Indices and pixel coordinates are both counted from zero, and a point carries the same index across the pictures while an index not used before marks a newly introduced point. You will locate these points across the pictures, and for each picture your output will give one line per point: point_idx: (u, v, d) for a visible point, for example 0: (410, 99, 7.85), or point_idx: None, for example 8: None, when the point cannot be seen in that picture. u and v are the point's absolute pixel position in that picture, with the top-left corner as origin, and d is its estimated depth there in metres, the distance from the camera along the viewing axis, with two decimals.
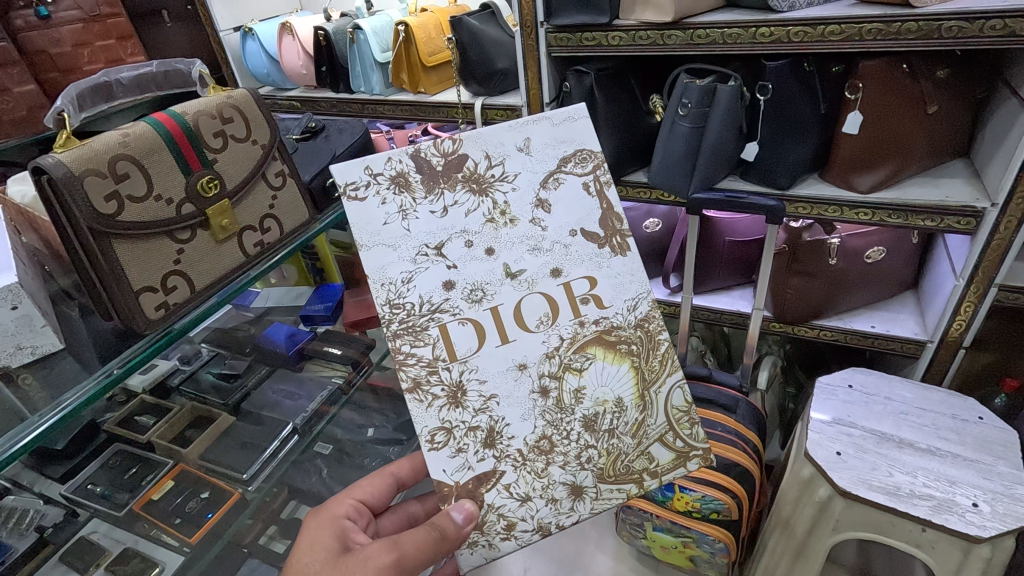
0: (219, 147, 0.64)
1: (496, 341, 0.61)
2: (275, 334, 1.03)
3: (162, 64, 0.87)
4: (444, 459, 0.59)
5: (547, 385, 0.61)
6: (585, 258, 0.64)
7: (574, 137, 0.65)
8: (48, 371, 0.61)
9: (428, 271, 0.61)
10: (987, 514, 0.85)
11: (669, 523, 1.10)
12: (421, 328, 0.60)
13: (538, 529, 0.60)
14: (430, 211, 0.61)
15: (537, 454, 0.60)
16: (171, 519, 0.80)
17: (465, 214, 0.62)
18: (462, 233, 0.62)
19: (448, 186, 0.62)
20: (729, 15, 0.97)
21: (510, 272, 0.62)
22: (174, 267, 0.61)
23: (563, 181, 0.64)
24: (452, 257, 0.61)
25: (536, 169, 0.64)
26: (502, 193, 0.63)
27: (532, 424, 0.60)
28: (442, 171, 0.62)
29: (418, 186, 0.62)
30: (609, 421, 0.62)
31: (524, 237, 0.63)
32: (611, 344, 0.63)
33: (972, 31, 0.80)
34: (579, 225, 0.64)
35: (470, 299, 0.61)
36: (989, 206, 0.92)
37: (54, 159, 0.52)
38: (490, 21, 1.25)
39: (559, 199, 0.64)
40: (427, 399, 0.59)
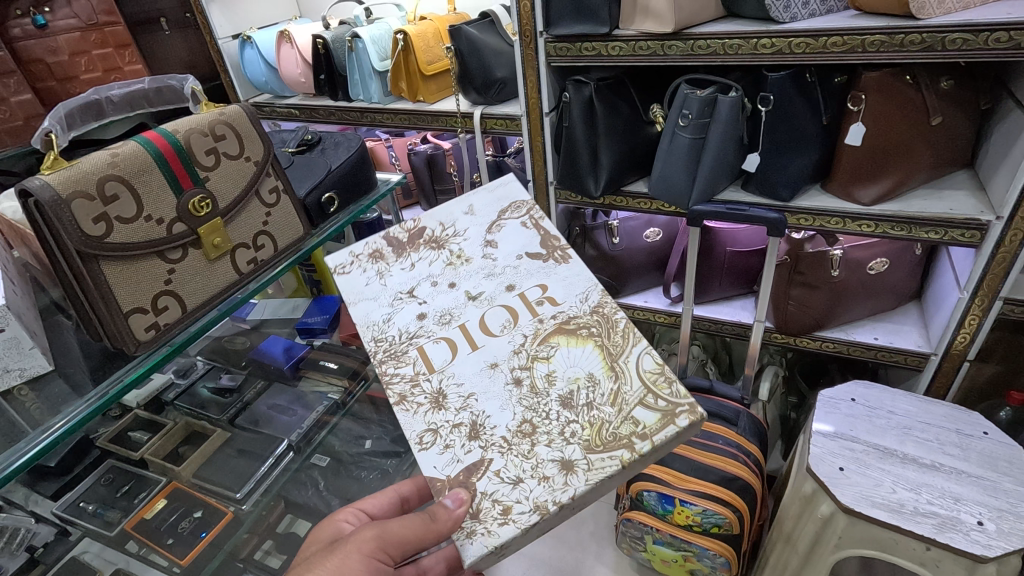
0: (211, 164, 0.63)
1: (467, 349, 0.61)
2: (272, 347, 1.00)
3: (153, 80, 0.91)
4: (434, 456, 0.56)
5: (520, 375, 0.59)
6: (533, 271, 0.66)
7: (510, 195, 0.71)
8: (36, 393, 0.60)
9: (403, 311, 0.65)
10: (993, 533, 0.83)
11: (670, 537, 1.08)
12: (402, 352, 0.62)
13: (536, 510, 0.52)
14: (400, 269, 0.68)
15: (520, 437, 0.56)
16: (162, 539, 0.78)
17: (428, 265, 0.68)
18: (428, 278, 0.67)
19: (413, 250, 0.69)
20: (731, 25, 0.96)
21: (471, 295, 0.65)
22: (164, 287, 0.60)
23: (505, 226, 0.69)
24: (422, 295, 0.66)
25: (483, 223, 0.70)
26: (456, 244, 0.69)
27: (511, 412, 0.57)
28: (408, 241, 0.70)
29: (390, 255, 0.69)
30: (585, 398, 0.57)
31: (479, 269, 0.67)
32: (572, 331, 0.61)
33: (976, 44, 0.79)
34: (524, 250, 0.67)
35: (439, 323, 0.63)
36: (994, 219, 0.91)
37: (40, 181, 0.51)
38: (488, 29, 1.23)
39: (503, 237, 0.68)
40: (413, 406, 0.59)
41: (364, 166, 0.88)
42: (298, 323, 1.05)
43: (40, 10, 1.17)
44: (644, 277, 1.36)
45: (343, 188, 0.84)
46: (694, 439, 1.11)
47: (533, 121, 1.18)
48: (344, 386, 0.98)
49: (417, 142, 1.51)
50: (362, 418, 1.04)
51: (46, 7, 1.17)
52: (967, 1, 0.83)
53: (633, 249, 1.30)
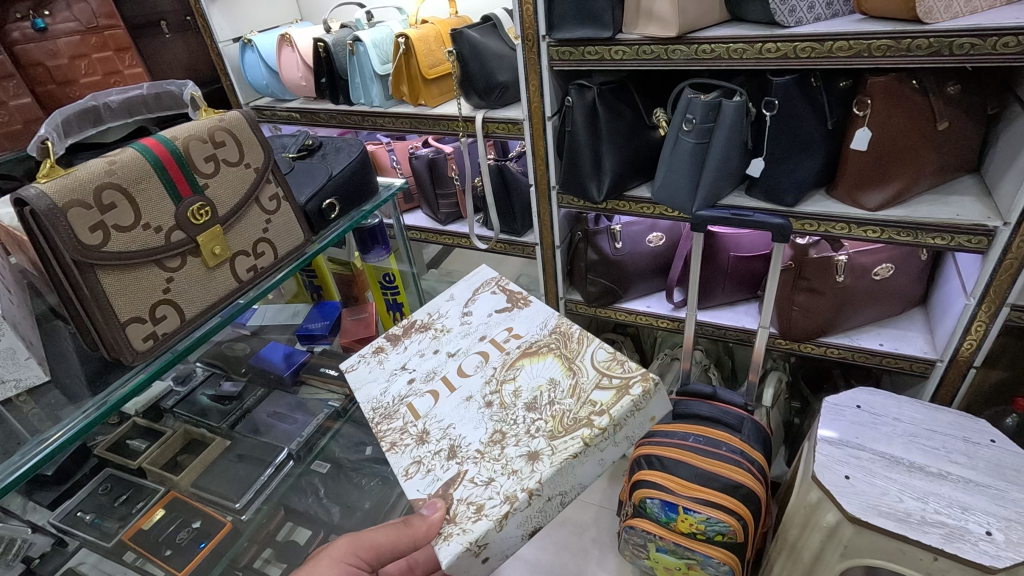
0: (210, 171, 0.62)
1: (447, 391, 0.64)
2: (272, 354, 1.00)
3: (152, 86, 0.88)
4: (416, 481, 0.57)
5: (491, 398, 0.62)
6: (500, 321, 0.70)
7: (482, 275, 0.78)
8: (32, 405, 0.59)
9: (397, 382, 0.68)
10: (1002, 543, 0.82)
11: (673, 545, 1.07)
12: (393, 412, 0.65)
13: (506, 501, 0.53)
14: (396, 352, 0.72)
15: (492, 446, 0.58)
16: (161, 550, 0.77)
17: (418, 344, 0.71)
18: (418, 355, 0.70)
19: (407, 336, 0.73)
20: (735, 30, 0.95)
21: (450, 354, 0.68)
22: (163, 296, 0.60)
23: (482, 297, 0.75)
24: (411, 367, 0.69)
25: (465, 297, 0.76)
26: (440, 322, 0.73)
27: (484, 428, 0.59)
28: (407, 330, 0.74)
29: (392, 346, 0.73)
30: (547, 399, 0.60)
31: (460, 335, 0.70)
32: (533, 351, 0.65)
33: (984, 48, 0.78)
34: (493, 309, 0.72)
35: (425, 380, 0.67)
36: (1001, 225, 0.90)
37: (36, 190, 0.50)
38: (491, 33, 1.23)
39: (478, 304, 0.74)
40: (402, 448, 0.60)
41: (365, 172, 0.88)
42: (298, 330, 1.04)
43: (40, 14, 1.16)
44: (647, 282, 1.35)
45: (344, 195, 0.83)
46: (694, 445, 1.09)
47: (535, 126, 1.17)
48: (343, 392, 0.95)
49: (418, 146, 1.50)
50: None
51: (45, 10, 1.16)
52: (975, 5, 0.83)
53: (637, 254, 1.29)
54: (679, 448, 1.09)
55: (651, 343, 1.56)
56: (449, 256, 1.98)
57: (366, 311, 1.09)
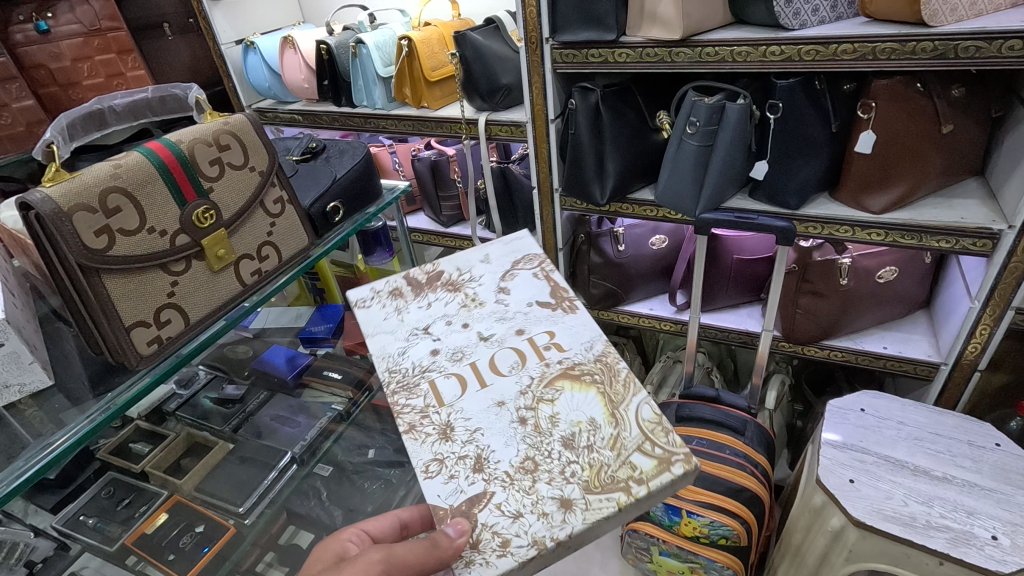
0: (215, 175, 0.62)
1: (477, 386, 0.63)
2: (274, 357, 1.00)
3: (158, 89, 0.85)
4: (438, 485, 0.55)
5: (525, 414, 0.60)
6: (542, 318, 0.69)
7: (521, 249, 0.80)
8: (35, 409, 0.59)
9: (418, 345, 0.69)
10: (1008, 548, 0.81)
11: (676, 548, 1.07)
12: (414, 384, 0.64)
13: (534, 545, 0.50)
14: (418, 307, 0.73)
15: (523, 474, 0.55)
16: (164, 555, 0.77)
17: (443, 305, 0.73)
18: (443, 317, 0.71)
19: (431, 290, 0.75)
20: (739, 32, 0.95)
21: (482, 336, 0.68)
22: (167, 300, 0.60)
23: (518, 276, 0.75)
24: (436, 332, 0.69)
25: (498, 270, 0.77)
26: (471, 288, 0.74)
27: (516, 448, 0.57)
28: (427, 280, 0.77)
29: (410, 293, 0.76)
30: (585, 441, 0.57)
31: (492, 313, 0.71)
32: (576, 376, 0.63)
33: (989, 51, 0.78)
34: (535, 298, 0.72)
35: (452, 360, 0.66)
36: (1006, 228, 0.89)
37: (42, 194, 0.50)
38: (494, 35, 1.23)
39: (515, 285, 0.74)
40: (421, 436, 0.59)
41: (370, 175, 0.87)
42: (300, 332, 1.05)
43: (42, 16, 1.16)
44: (650, 285, 1.35)
45: (348, 198, 0.83)
46: (697, 448, 1.09)
47: (537, 128, 1.17)
48: (349, 395, 0.97)
49: (421, 148, 1.50)
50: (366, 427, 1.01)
51: (48, 12, 1.16)
52: (979, 8, 0.82)
53: (639, 256, 1.29)
54: None
55: (654, 346, 1.56)
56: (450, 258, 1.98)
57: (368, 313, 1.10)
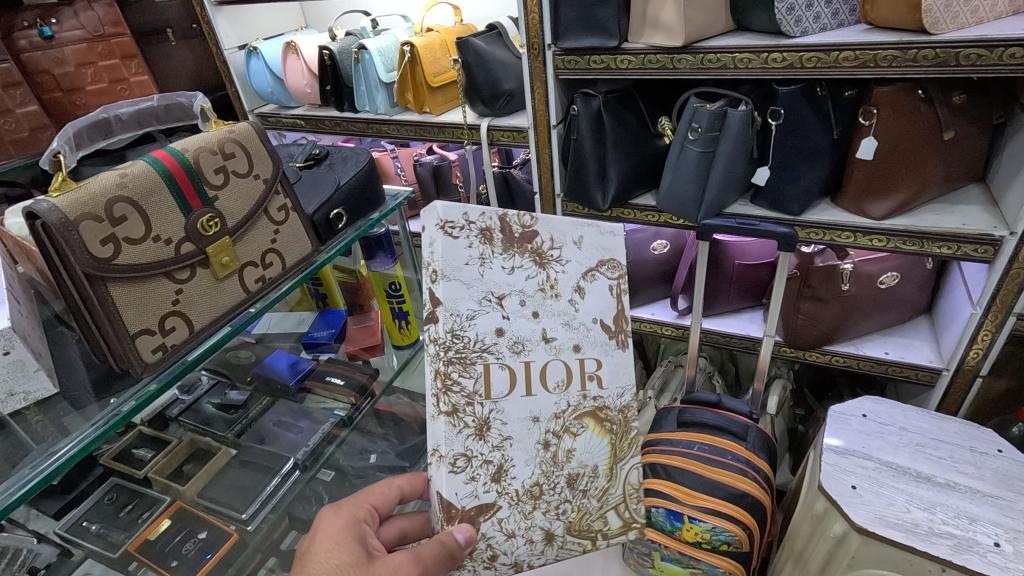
0: (220, 183, 0.62)
1: (523, 391, 0.61)
2: (277, 363, 1.01)
3: (163, 98, 0.87)
4: (458, 483, 0.58)
5: (550, 440, 0.62)
6: (599, 342, 0.65)
7: (613, 250, 0.67)
8: (42, 417, 0.59)
9: (488, 315, 0.59)
10: (1010, 555, 0.81)
11: (678, 554, 1.06)
12: (471, 361, 0.59)
13: (514, 565, 0.61)
14: (502, 267, 0.60)
15: (528, 498, 0.61)
16: (167, 561, 0.77)
17: (525, 278, 0.61)
18: (519, 292, 0.61)
19: (519, 251, 0.61)
20: (741, 39, 0.95)
21: (546, 336, 0.62)
22: (172, 308, 0.60)
23: (598, 279, 0.66)
24: (508, 309, 0.60)
25: (587, 263, 0.65)
26: (555, 270, 0.63)
27: (531, 470, 0.61)
28: (519, 235, 0.61)
29: (499, 243, 0.60)
30: (585, 484, 0.64)
31: (560, 312, 0.63)
32: (601, 419, 0.65)
33: (990, 59, 0.78)
34: (600, 317, 0.66)
35: (512, 350, 0.61)
36: (1008, 235, 0.90)
37: (48, 204, 0.50)
38: (496, 41, 1.23)
39: (592, 291, 0.65)
40: (459, 423, 0.58)
41: (372, 181, 0.88)
42: (303, 339, 1.06)
43: (47, 22, 1.16)
44: (652, 290, 1.35)
45: (353, 204, 0.84)
46: (699, 453, 1.08)
47: (540, 135, 1.18)
48: (350, 400, 0.98)
49: (423, 153, 1.51)
50: (368, 433, 1.03)
51: (53, 18, 1.17)
52: (980, 15, 0.83)
53: (641, 262, 1.29)
54: (684, 456, 1.08)
55: (654, 350, 1.56)
56: None
57: (370, 318, 1.12)
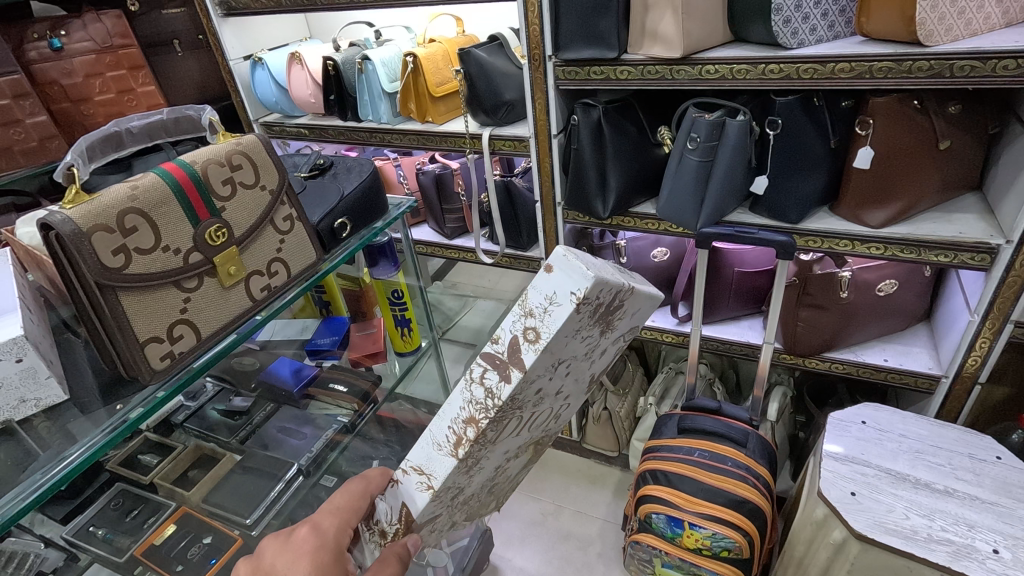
0: (227, 195, 0.64)
1: (518, 432, 0.60)
2: (280, 369, 1.02)
3: (172, 111, 0.87)
4: (430, 507, 0.57)
5: (503, 464, 0.66)
6: (581, 392, 0.67)
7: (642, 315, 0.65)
8: (51, 423, 0.61)
9: (546, 379, 0.54)
10: (1009, 561, 0.82)
11: (679, 560, 1.07)
12: (506, 415, 0.54)
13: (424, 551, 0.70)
14: (585, 337, 0.54)
15: (465, 503, 0.66)
16: (172, 565, 0.76)
17: (588, 345, 0.56)
18: (577, 359, 0.56)
19: (604, 324, 0.55)
20: (739, 50, 0.97)
21: (562, 392, 0.60)
22: (180, 316, 0.61)
23: (618, 344, 0.64)
24: (560, 372, 0.56)
25: (625, 331, 0.63)
26: (607, 339, 0.59)
27: (476, 488, 0.65)
28: (613, 309, 0.54)
29: (599, 319, 0.53)
30: (497, 490, 0.73)
31: (584, 372, 0.61)
32: (540, 445, 0.72)
33: (985, 71, 0.79)
34: (597, 373, 0.66)
35: (536, 403, 0.57)
36: (1004, 243, 0.90)
37: (62, 215, 0.52)
38: (498, 52, 1.25)
39: (605, 355, 0.64)
40: (468, 464, 0.56)
41: (376, 193, 0.89)
42: (306, 345, 1.06)
43: (56, 33, 1.18)
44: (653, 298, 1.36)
45: (354, 215, 0.85)
46: (699, 460, 1.08)
47: (541, 144, 1.19)
48: (354, 407, 1.00)
49: (425, 162, 1.52)
50: (370, 438, 1.05)
51: (62, 30, 1.19)
52: (974, 28, 0.84)
53: (642, 269, 1.31)
54: (684, 463, 1.08)
55: (655, 356, 1.58)
56: (454, 269, 2.01)
57: (374, 325, 1.15)
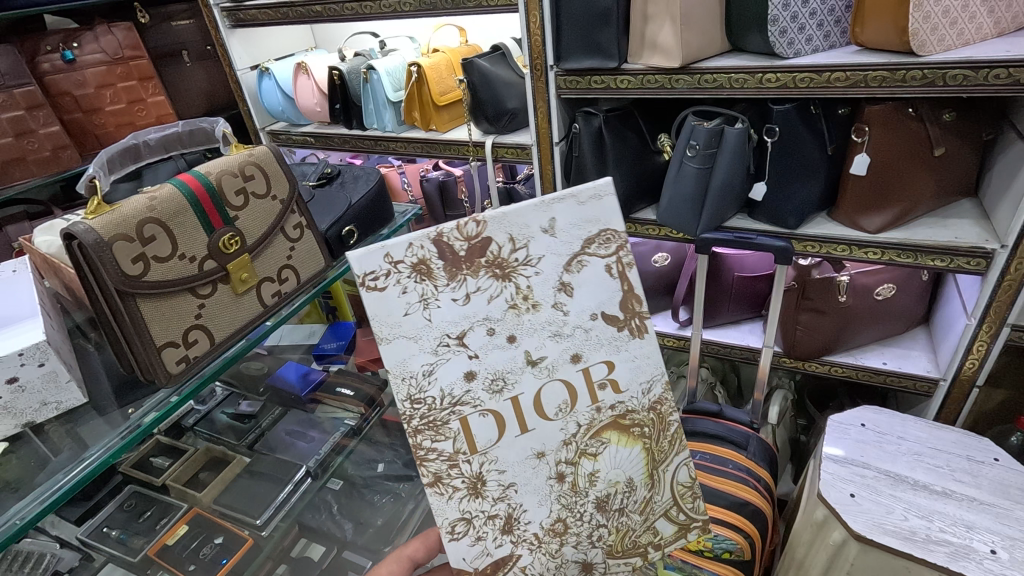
0: (240, 204, 0.66)
1: (516, 430, 0.60)
2: (287, 373, 1.08)
3: (187, 123, 0.88)
4: (464, 548, 0.61)
5: (564, 471, 0.62)
6: (604, 341, 0.61)
7: (600, 217, 0.60)
8: (70, 425, 0.63)
9: (449, 363, 0.58)
10: (1005, 562, 0.83)
11: (681, 561, 1.02)
12: (443, 422, 0.59)
13: None
14: (452, 298, 0.58)
15: (551, 536, 0.63)
16: (184, 565, 0.78)
17: (487, 300, 0.58)
18: (484, 320, 0.59)
19: (471, 272, 0.58)
20: (736, 60, 0.99)
21: (531, 359, 0.60)
22: (195, 321, 0.63)
23: (586, 266, 0.60)
24: (473, 346, 0.59)
25: (561, 250, 0.59)
26: (525, 277, 0.59)
27: (547, 509, 0.62)
28: (464, 255, 0.58)
29: (440, 273, 0.57)
30: (618, 501, 0.64)
31: (546, 323, 0.60)
32: (625, 427, 0.63)
33: (976, 80, 0.81)
34: (601, 308, 0.61)
35: (491, 389, 0.60)
36: (999, 247, 0.92)
37: (85, 225, 0.54)
38: (500, 62, 1.28)
39: (582, 282, 0.60)
40: (448, 491, 0.59)
41: (381, 200, 0.91)
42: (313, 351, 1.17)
43: (69, 46, 1.22)
44: (654, 302, 1.38)
45: (362, 222, 0.87)
46: (702, 463, 1.09)
47: (544, 152, 1.21)
48: (360, 411, 1.02)
49: (429, 168, 1.55)
50: (375, 442, 1.05)
51: (74, 42, 1.22)
52: (966, 38, 0.86)
53: (644, 274, 1.33)
54: None
55: None
56: None
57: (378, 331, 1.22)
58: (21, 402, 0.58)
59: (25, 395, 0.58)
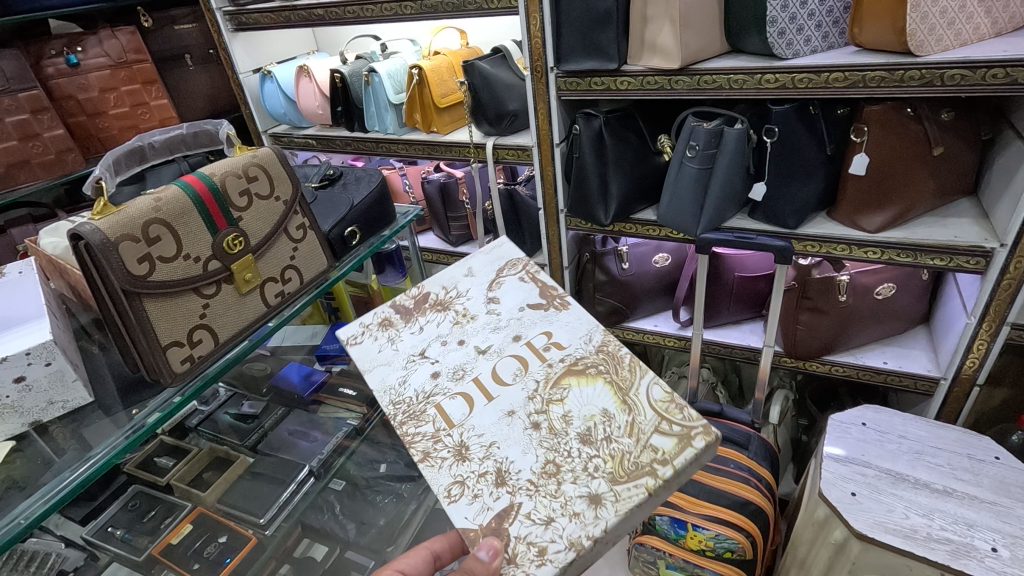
0: (244, 206, 0.67)
1: (483, 401, 0.64)
2: (290, 373, 1.08)
3: (190, 126, 0.88)
4: (463, 507, 0.56)
5: (537, 418, 0.61)
6: (536, 320, 0.70)
7: (504, 256, 0.79)
8: (75, 424, 0.63)
9: (417, 371, 0.68)
10: (1007, 560, 0.83)
11: (682, 561, 1.07)
12: (421, 412, 0.64)
13: (571, 547, 0.53)
14: (411, 332, 0.72)
15: (546, 478, 0.57)
16: (189, 564, 0.79)
17: (436, 325, 0.72)
18: (437, 339, 0.71)
19: (421, 313, 0.74)
20: (735, 61, 0.99)
21: (480, 350, 0.68)
22: (199, 321, 0.64)
23: (503, 284, 0.75)
24: (433, 354, 0.69)
25: (483, 283, 0.76)
26: (461, 303, 0.74)
27: (534, 454, 0.59)
28: (415, 305, 0.75)
29: (400, 320, 0.74)
30: (603, 433, 0.60)
31: (485, 324, 0.71)
32: (581, 371, 0.65)
33: (974, 79, 0.81)
34: (525, 302, 0.72)
35: (454, 377, 0.66)
36: (999, 246, 0.92)
37: (92, 226, 0.55)
38: (501, 64, 1.29)
39: (503, 293, 0.74)
40: (437, 462, 0.60)
41: (384, 201, 0.92)
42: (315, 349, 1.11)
43: (73, 50, 1.23)
44: (655, 302, 1.39)
45: (364, 223, 0.88)
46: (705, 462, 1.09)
47: (544, 152, 1.22)
48: (362, 412, 1.01)
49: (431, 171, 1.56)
50: (377, 442, 1.05)
51: (78, 46, 1.24)
52: (964, 38, 0.86)
53: (644, 275, 1.33)
54: None
55: (659, 360, 1.59)
56: None
57: None
58: (28, 400, 0.59)
59: (32, 394, 0.59)
